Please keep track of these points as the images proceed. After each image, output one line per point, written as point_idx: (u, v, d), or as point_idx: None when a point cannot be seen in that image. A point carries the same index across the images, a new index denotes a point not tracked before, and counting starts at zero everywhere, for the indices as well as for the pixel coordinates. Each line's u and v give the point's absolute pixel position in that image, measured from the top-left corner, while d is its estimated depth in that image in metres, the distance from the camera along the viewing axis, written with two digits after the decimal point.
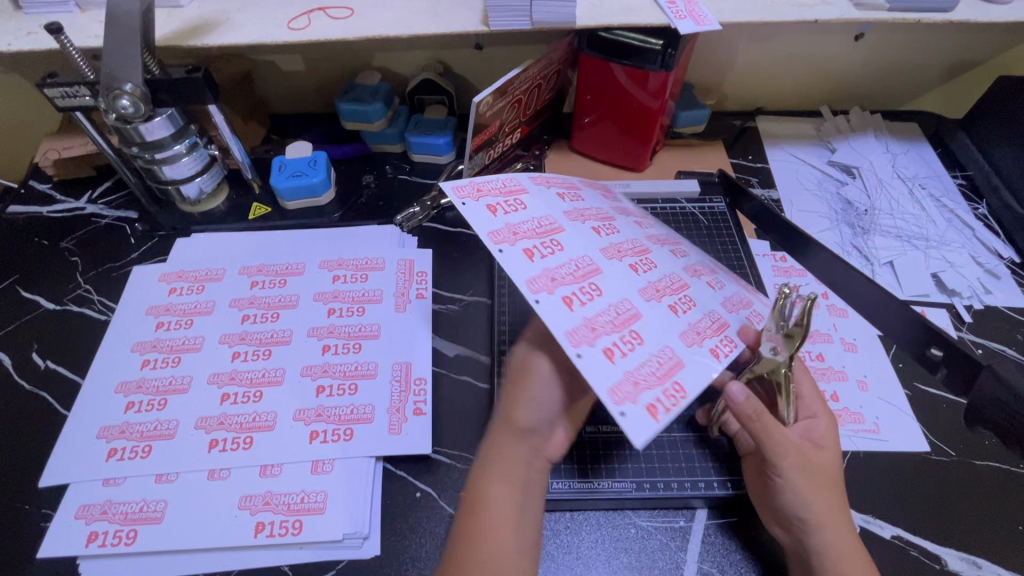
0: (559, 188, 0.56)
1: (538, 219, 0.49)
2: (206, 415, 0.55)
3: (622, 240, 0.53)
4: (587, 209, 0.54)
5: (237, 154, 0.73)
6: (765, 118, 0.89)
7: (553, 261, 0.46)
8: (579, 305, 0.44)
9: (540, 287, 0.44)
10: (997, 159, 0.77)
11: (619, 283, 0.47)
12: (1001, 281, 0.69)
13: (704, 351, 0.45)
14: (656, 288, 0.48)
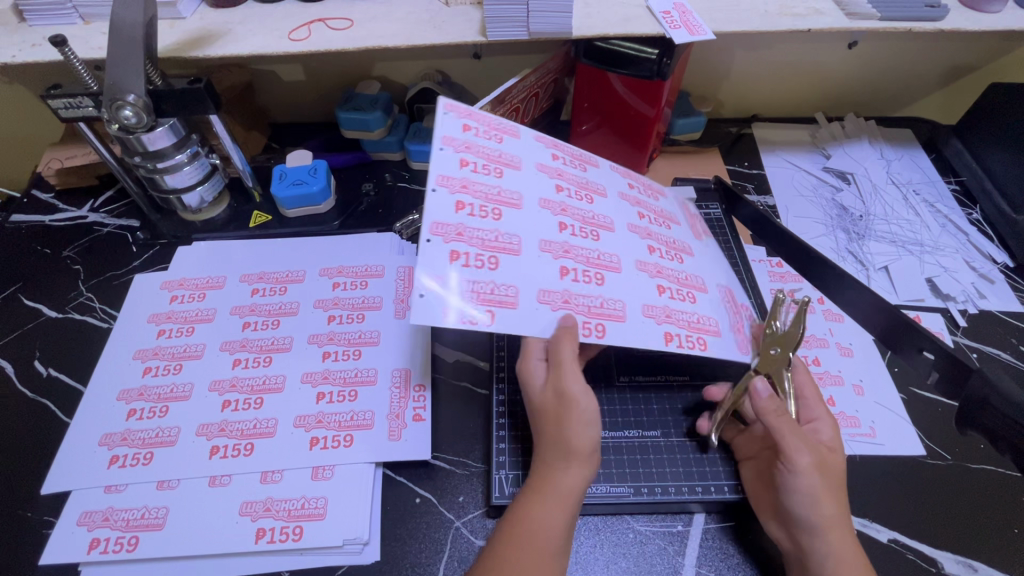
0: (565, 155, 0.58)
1: (492, 147, 0.53)
2: (207, 421, 0.56)
3: (582, 210, 0.54)
4: (571, 173, 0.57)
5: (238, 162, 0.73)
6: (760, 124, 0.90)
7: (482, 182, 0.50)
8: (466, 213, 0.47)
9: (442, 231, 0.46)
10: (991, 165, 0.78)
11: (529, 221, 0.50)
12: (995, 286, 0.69)
13: (552, 311, 0.47)
14: (552, 244, 0.50)
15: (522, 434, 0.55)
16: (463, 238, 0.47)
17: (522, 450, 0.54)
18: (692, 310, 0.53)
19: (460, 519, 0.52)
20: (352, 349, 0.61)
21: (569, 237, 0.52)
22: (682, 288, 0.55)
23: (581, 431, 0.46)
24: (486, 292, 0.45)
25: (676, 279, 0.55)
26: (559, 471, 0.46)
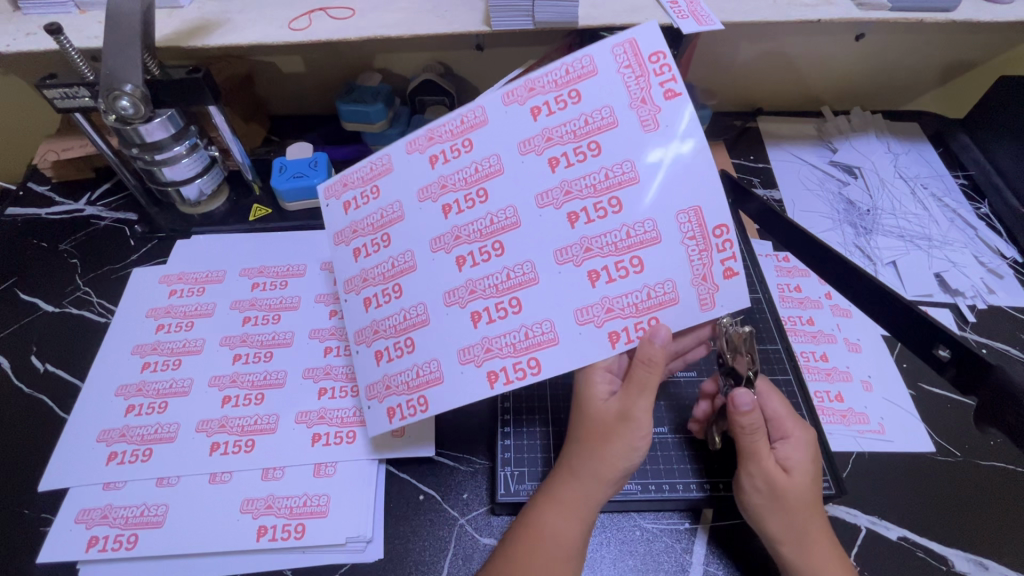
0: (444, 142, 0.51)
1: (380, 210, 0.53)
2: (207, 417, 0.55)
3: (493, 169, 0.49)
4: (443, 126, 0.51)
5: (238, 154, 0.72)
6: (766, 118, 0.89)
7: (350, 260, 0.55)
8: (375, 306, 0.52)
9: (363, 338, 0.53)
10: (1000, 159, 0.77)
11: (418, 213, 0.51)
12: (1004, 281, 0.69)
13: (477, 371, 0.47)
14: (445, 239, 0.50)
15: (529, 431, 0.54)
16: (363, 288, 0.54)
17: (528, 447, 0.53)
18: (636, 285, 0.47)
19: (465, 516, 0.51)
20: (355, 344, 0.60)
21: (464, 232, 0.49)
22: (622, 258, 0.47)
23: (620, 453, 0.45)
24: (400, 324, 0.51)
25: (619, 244, 0.47)
26: (582, 484, 0.45)
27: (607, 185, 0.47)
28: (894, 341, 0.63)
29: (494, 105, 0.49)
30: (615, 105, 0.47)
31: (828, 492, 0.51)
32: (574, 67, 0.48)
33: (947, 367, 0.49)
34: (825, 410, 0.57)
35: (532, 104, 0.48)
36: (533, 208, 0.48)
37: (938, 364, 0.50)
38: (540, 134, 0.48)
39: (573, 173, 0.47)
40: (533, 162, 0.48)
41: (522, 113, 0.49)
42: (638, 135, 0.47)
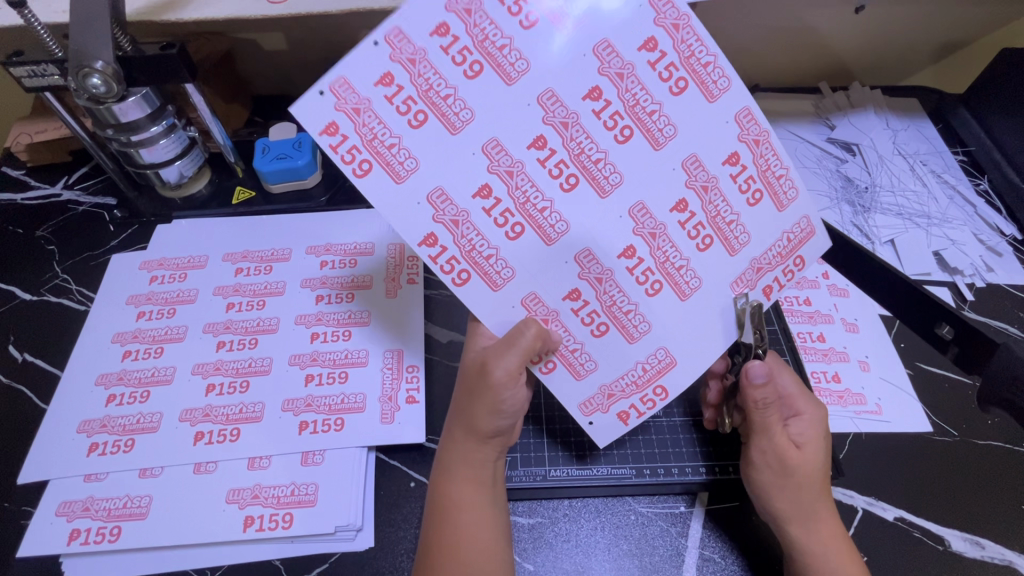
0: (669, 66, 0.41)
1: (448, 78, 0.40)
2: (191, 406, 0.53)
3: (590, 130, 0.42)
4: (688, 54, 0.41)
5: (218, 135, 0.70)
6: (764, 94, 0.87)
7: (393, 113, 0.40)
8: (439, 71, 0.40)
9: (401, 61, 0.39)
10: (1001, 136, 0.75)
11: (497, 118, 0.41)
12: (1003, 259, 0.68)
13: (438, 259, 0.44)
14: (501, 153, 0.42)
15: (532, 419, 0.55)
16: (413, 70, 0.39)
17: (521, 445, 0.53)
18: (623, 282, 0.46)
19: None
20: (363, 157, 0.41)
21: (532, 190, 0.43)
22: (652, 267, 0.46)
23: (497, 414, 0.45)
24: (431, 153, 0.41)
25: (612, 304, 0.47)
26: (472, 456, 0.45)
27: (669, 257, 0.46)
28: (891, 321, 0.62)
29: (629, 47, 0.41)
30: (734, 160, 0.44)
31: None
32: (714, 74, 0.41)
33: (949, 346, 0.48)
34: (822, 391, 0.57)
35: (678, 85, 0.42)
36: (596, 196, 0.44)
37: (942, 345, 0.48)
38: (648, 117, 0.42)
39: (664, 196, 0.44)
40: (638, 160, 0.43)
41: (650, 83, 0.41)
42: (737, 207, 0.45)
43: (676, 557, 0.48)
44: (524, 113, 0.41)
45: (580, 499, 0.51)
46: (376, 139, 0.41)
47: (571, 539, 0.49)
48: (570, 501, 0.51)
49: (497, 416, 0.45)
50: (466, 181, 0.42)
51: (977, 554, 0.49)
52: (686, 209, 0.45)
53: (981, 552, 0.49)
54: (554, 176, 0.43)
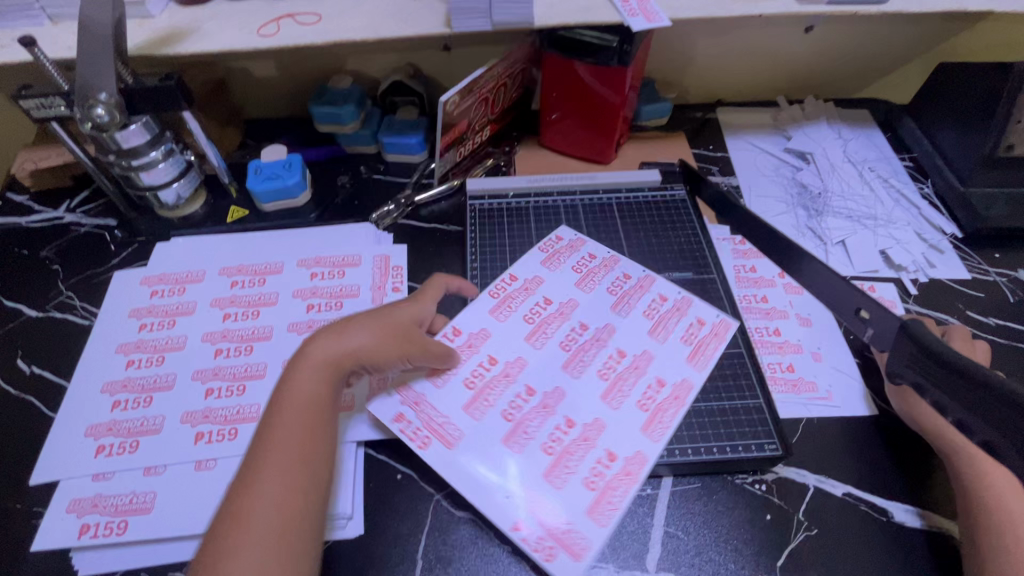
0: (661, 348, 0.61)
1: (573, 297, 0.65)
2: (191, 409, 0.57)
3: (582, 392, 0.57)
4: (680, 326, 0.62)
5: (213, 158, 0.74)
6: (725, 108, 0.93)
7: (523, 320, 0.63)
8: (546, 304, 0.65)
9: (552, 264, 0.68)
10: (942, 142, 0.81)
11: (554, 376, 0.59)
12: (944, 256, 0.73)
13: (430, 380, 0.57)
14: (533, 395, 0.57)
15: None
16: (527, 291, 0.66)
17: None
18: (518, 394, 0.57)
19: (441, 491, 0.55)
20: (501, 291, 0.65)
21: (615, 369, 0.59)
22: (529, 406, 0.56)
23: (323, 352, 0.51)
24: (530, 312, 0.64)
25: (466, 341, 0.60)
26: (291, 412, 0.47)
27: (545, 318, 0.63)
28: None
29: (651, 331, 0.62)
30: (641, 406, 0.56)
31: (774, 452, 0.55)
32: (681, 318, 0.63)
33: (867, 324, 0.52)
34: (777, 380, 0.62)
35: (693, 339, 0.61)
36: (558, 404, 0.57)
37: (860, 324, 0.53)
38: (617, 382, 0.58)
39: (584, 388, 0.58)
40: (624, 430, 0.55)
41: (646, 378, 0.58)
42: (594, 390, 0.58)
43: (644, 534, 0.53)
44: (595, 392, 0.58)
45: None
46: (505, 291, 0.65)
47: None
48: None
49: (338, 350, 0.51)
50: (509, 348, 0.60)
51: (918, 523, 0.53)
52: (610, 457, 0.53)
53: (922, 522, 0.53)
54: (590, 376, 0.59)
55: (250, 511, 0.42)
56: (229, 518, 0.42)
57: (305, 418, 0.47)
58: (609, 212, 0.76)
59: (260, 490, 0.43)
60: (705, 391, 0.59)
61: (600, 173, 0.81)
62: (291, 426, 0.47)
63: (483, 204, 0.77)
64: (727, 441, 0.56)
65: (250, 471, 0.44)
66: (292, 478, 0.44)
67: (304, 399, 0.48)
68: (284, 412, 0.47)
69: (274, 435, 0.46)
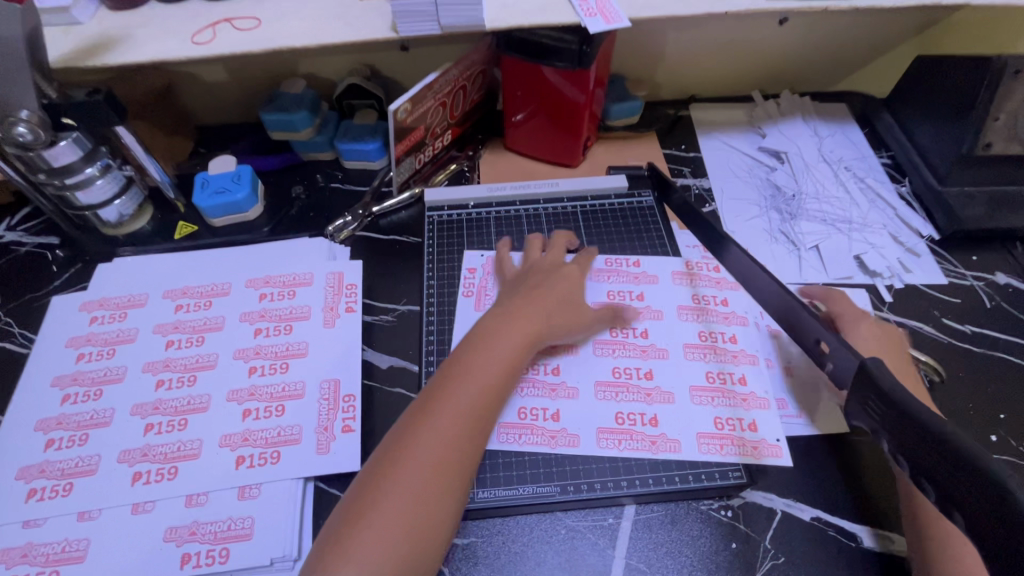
0: (723, 404, 0.58)
1: (652, 327, 0.63)
2: (129, 447, 0.54)
3: (596, 430, 0.56)
4: (741, 389, 0.59)
5: (156, 173, 0.71)
6: (698, 105, 0.90)
7: (645, 316, 0.64)
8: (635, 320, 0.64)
9: (678, 278, 0.67)
10: (919, 138, 0.79)
11: (585, 420, 0.57)
12: (920, 260, 0.71)
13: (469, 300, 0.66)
14: (552, 423, 0.57)
15: None
16: (633, 297, 0.66)
17: None
18: (547, 405, 0.58)
19: None
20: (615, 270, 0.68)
21: (632, 424, 0.57)
22: (547, 411, 0.57)
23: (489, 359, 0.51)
24: (623, 303, 0.65)
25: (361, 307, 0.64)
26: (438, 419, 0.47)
27: (626, 335, 0.62)
28: None
29: (730, 378, 0.59)
30: (635, 450, 0.55)
31: (739, 480, 0.54)
32: (736, 374, 0.60)
33: (826, 361, 0.50)
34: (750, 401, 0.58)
35: (719, 384, 0.59)
36: (576, 429, 0.56)
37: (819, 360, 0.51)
38: (641, 435, 0.56)
39: (602, 417, 0.57)
40: (613, 468, 0.54)
41: (688, 433, 0.56)
42: (609, 424, 0.57)
43: (605, 568, 0.50)
44: (611, 447, 0.55)
45: (513, 517, 0.53)
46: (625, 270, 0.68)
47: (502, 555, 0.51)
48: (502, 521, 0.53)
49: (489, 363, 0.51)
50: (576, 370, 0.60)
51: (887, 548, 0.51)
52: (559, 420, 0.57)
53: (891, 546, 0.51)
54: (611, 437, 0.56)
55: (376, 494, 0.43)
56: (360, 495, 0.43)
57: (467, 411, 0.48)
58: (574, 221, 0.73)
59: (398, 468, 0.44)
60: (669, 413, 0.57)
61: (565, 179, 0.77)
62: (443, 415, 0.47)
63: (442, 215, 0.74)
64: (690, 469, 0.54)
65: (393, 448, 0.46)
66: (428, 463, 0.44)
67: (473, 394, 0.49)
68: (439, 398, 0.48)
69: (426, 418, 0.47)
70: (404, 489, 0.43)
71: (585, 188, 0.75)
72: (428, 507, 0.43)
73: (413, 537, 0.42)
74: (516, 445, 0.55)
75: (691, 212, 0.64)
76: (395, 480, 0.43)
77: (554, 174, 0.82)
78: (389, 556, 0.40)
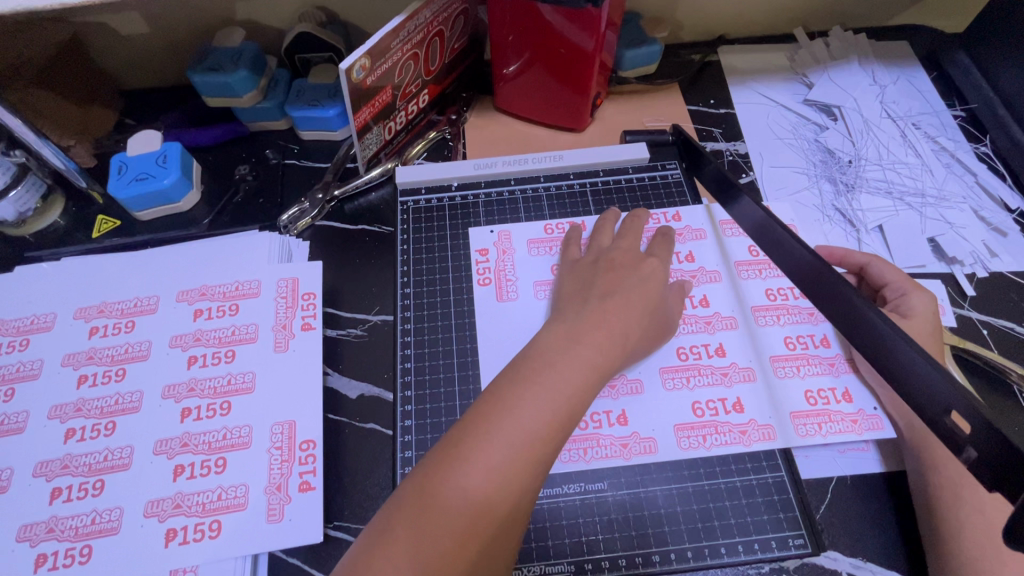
0: (813, 378, 0.48)
1: (709, 287, 0.52)
2: (31, 521, 0.43)
3: (670, 425, 0.45)
4: (825, 354, 0.49)
5: (55, 159, 0.57)
6: (730, 48, 0.74)
7: (701, 277, 0.53)
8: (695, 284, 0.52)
9: (731, 227, 0.56)
10: (1007, 85, 0.63)
11: (656, 417, 0.46)
12: (1008, 240, 0.58)
13: (490, 291, 0.54)
14: (617, 425, 0.45)
15: None
16: (686, 257, 0.54)
17: None
18: (607, 406, 0.46)
19: None
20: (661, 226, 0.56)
21: (714, 414, 0.46)
22: (606, 416, 0.46)
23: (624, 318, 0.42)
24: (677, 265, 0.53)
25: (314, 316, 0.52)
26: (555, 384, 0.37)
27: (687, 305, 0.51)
28: None
29: (812, 347, 0.50)
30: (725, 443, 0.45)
31: (801, 549, 0.42)
32: (815, 340, 0.50)
33: (964, 447, 0.30)
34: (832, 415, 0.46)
35: (821, 407, 0.47)
36: (647, 433, 0.45)
37: (955, 446, 0.31)
38: (725, 428, 0.45)
39: (678, 413, 0.46)
40: (696, 472, 0.44)
41: (782, 419, 0.46)
42: (687, 417, 0.46)
43: None
44: (693, 439, 0.45)
45: None
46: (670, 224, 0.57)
47: None
48: None
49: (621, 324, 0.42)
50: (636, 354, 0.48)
51: None
52: (627, 423, 0.45)
53: None
54: (687, 432, 0.45)
55: (374, 563, 0.31)
56: (356, 559, 0.32)
57: (511, 457, 0.34)
58: (583, 203, 0.59)
59: (410, 531, 0.32)
60: (711, 463, 0.44)
61: (569, 149, 0.63)
62: (480, 462, 0.33)
63: (418, 200, 0.60)
64: (739, 536, 0.42)
65: (409, 499, 0.33)
66: (451, 532, 0.32)
67: (525, 432, 0.35)
68: (478, 434, 0.35)
69: (457, 462, 0.34)
70: (410, 562, 0.31)
71: (595, 160, 0.61)
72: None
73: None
74: (584, 463, 0.44)
75: (729, 190, 0.51)
76: (407, 550, 0.31)
77: (557, 142, 0.67)
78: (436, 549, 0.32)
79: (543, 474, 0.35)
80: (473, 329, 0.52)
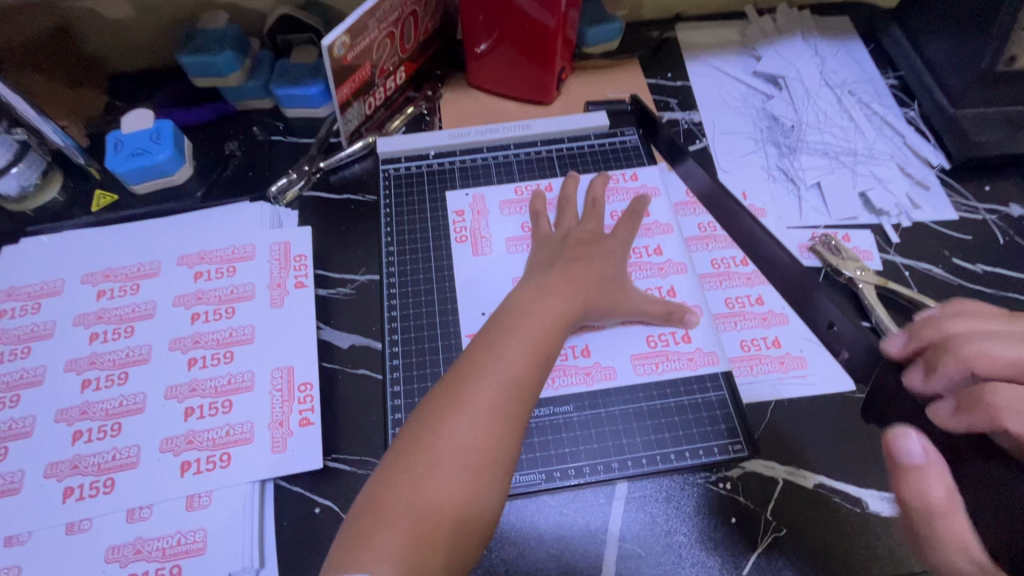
0: (750, 325, 0.55)
1: (666, 241, 0.59)
2: (56, 459, 0.48)
3: (626, 357, 0.52)
4: (756, 311, 0.56)
5: (55, 136, 0.61)
6: (686, 25, 0.79)
7: (660, 231, 0.59)
8: (653, 236, 0.59)
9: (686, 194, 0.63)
10: (931, 54, 0.70)
11: (613, 350, 0.52)
12: (929, 193, 0.65)
13: (468, 249, 0.59)
14: (580, 357, 0.52)
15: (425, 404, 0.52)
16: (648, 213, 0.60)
17: None
18: (575, 341, 0.52)
19: None
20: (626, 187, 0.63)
21: (666, 345, 0.53)
22: (572, 349, 0.52)
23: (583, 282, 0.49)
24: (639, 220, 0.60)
25: (301, 274, 0.58)
26: (526, 334, 0.44)
27: (644, 254, 0.58)
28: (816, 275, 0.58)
29: (748, 298, 0.56)
30: (673, 368, 0.51)
31: (739, 453, 0.49)
32: (752, 296, 0.56)
33: None
34: (762, 359, 0.53)
35: (754, 352, 0.54)
36: (608, 362, 0.52)
37: None
38: (674, 356, 0.52)
39: (632, 345, 0.52)
40: (650, 394, 0.51)
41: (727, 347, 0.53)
42: (641, 347, 0.52)
43: (599, 556, 0.46)
44: (647, 365, 0.51)
45: None
46: (630, 185, 0.63)
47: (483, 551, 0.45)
48: None
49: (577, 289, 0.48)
50: None
51: None
52: (590, 355, 0.52)
53: None
54: (642, 362, 0.52)
55: (402, 491, 0.37)
56: (385, 490, 0.38)
57: (505, 393, 0.40)
58: (549, 167, 0.64)
59: (430, 463, 0.38)
60: (663, 385, 0.51)
61: (538, 119, 0.68)
62: (480, 401, 0.40)
63: (399, 168, 0.65)
64: (686, 445, 0.49)
65: (424, 438, 0.39)
66: (465, 460, 0.38)
67: (514, 373, 0.41)
68: (475, 379, 0.41)
69: (461, 404, 0.40)
70: (434, 487, 0.37)
71: (561, 128, 0.67)
72: (463, 509, 0.37)
73: (445, 546, 0.36)
74: (552, 389, 0.50)
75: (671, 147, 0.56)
76: (430, 478, 0.37)
77: (527, 114, 0.72)
78: (443, 491, 0.37)
79: (525, 413, 0.41)
80: (453, 280, 0.58)
